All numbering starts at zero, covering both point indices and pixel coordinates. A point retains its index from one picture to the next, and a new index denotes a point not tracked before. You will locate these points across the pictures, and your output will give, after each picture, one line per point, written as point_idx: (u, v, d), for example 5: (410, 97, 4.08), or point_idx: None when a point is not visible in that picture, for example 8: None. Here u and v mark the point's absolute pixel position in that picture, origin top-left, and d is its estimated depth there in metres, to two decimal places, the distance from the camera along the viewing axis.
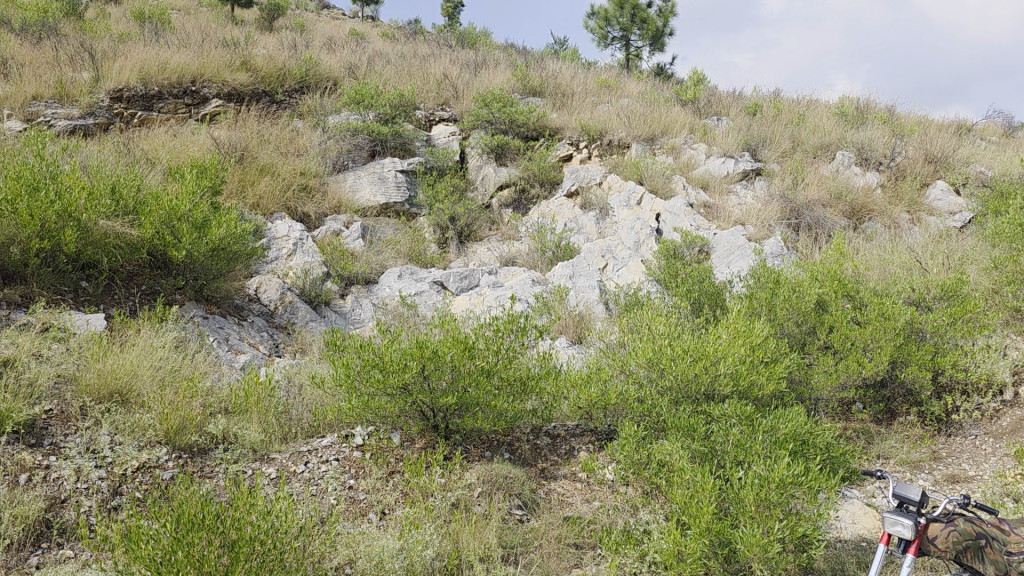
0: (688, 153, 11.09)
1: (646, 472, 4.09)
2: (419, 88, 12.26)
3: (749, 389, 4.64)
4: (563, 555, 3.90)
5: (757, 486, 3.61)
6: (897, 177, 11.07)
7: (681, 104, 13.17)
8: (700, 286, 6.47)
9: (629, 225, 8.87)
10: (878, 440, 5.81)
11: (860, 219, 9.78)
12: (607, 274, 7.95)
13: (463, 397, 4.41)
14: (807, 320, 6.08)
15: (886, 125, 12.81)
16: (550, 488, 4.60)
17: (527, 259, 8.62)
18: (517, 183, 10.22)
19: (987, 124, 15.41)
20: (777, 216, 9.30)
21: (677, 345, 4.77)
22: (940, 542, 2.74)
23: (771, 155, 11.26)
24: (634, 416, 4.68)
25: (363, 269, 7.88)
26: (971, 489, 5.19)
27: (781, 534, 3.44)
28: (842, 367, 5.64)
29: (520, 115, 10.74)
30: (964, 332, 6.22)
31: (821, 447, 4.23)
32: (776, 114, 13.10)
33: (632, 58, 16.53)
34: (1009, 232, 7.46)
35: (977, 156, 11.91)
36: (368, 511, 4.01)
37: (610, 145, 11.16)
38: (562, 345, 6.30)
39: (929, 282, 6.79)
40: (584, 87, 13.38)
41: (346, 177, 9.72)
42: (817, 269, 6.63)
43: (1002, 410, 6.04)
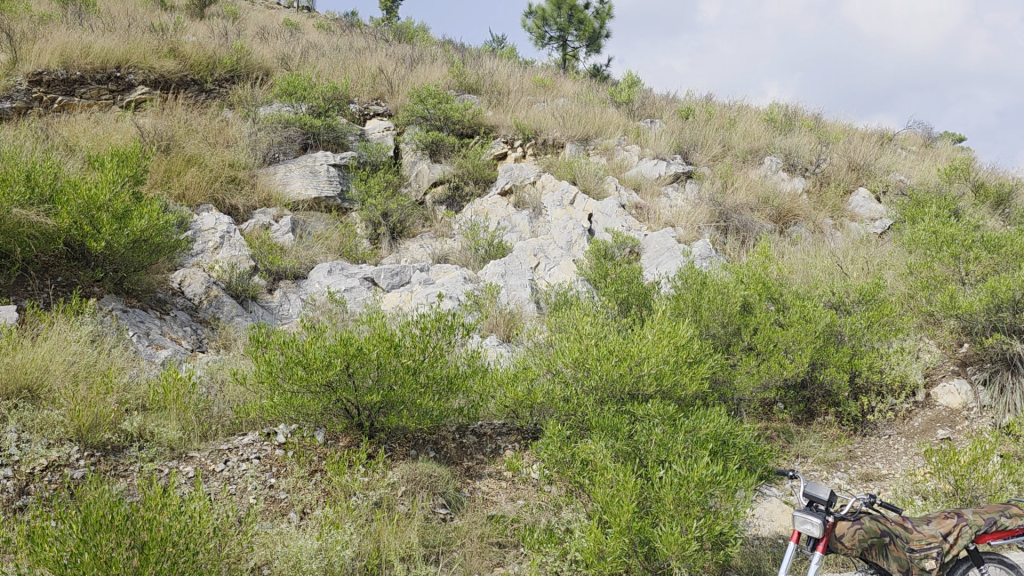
0: (622, 154, 11.22)
1: (569, 471, 4.11)
2: (353, 81, 12.11)
3: (673, 389, 4.72)
4: (485, 553, 3.90)
5: (677, 485, 3.68)
6: (822, 183, 11.39)
7: (616, 106, 13.31)
8: (629, 286, 6.55)
9: (561, 225, 8.93)
10: (797, 439, 5.98)
11: (786, 223, 10.02)
12: (539, 274, 7.99)
13: (388, 395, 4.38)
14: (732, 322, 6.18)
15: (812, 132, 13.18)
16: (474, 487, 4.60)
17: (459, 256, 8.59)
18: (451, 180, 10.17)
19: (908, 134, 15.99)
20: (706, 218, 9.48)
21: (602, 345, 4.81)
22: (847, 539, 2.80)
23: (702, 159, 11.46)
24: (559, 416, 4.71)
25: (292, 263, 7.74)
26: (883, 487, 5.39)
27: (699, 532, 3.52)
28: (765, 368, 5.76)
29: (455, 112, 10.70)
30: (881, 335, 6.42)
31: (740, 448, 4.34)
32: (707, 118, 13.34)
33: (568, 58, 16.63)
34: (924, 239, 7.74)
35: (897, 165, 12.35)
36: (288, 510, 3.96)
37: (545, 145, 11.21)
38: (491, 343, 6.31)
39: (848, 286, 7.00)
40: (520, 86, 13.40)
41: (277, 169, 9.54)
42: (743, 272, 6.76)
43: (914, 411, 6.38)
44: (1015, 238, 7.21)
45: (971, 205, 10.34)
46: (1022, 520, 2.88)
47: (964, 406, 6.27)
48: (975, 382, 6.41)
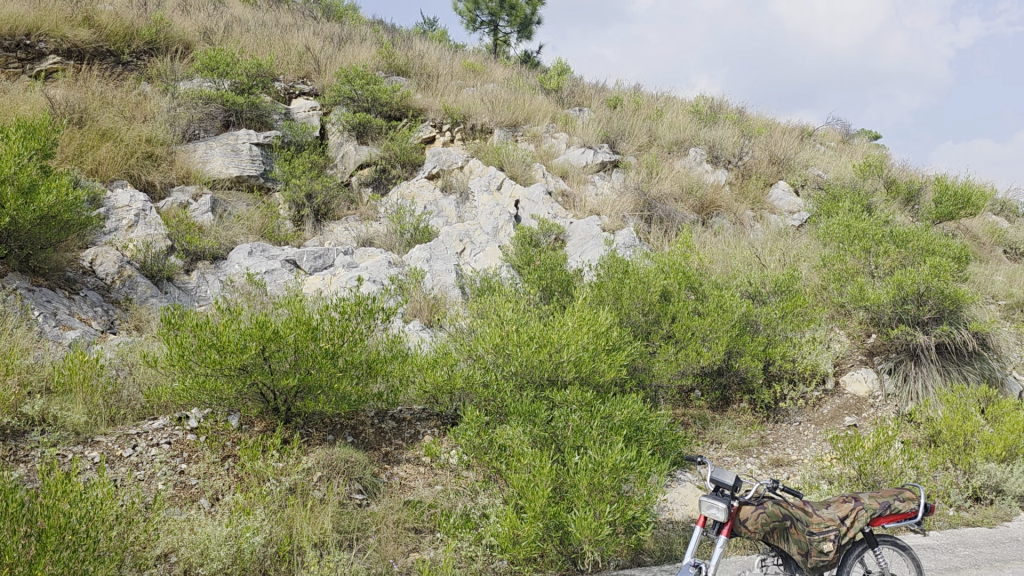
0: (550, 141, 11.26)
1: (487, 457, 4.10)
2: (279, 58, 11.84)
3: (591, 375, 4.79)
4: (401, 539, 3.89)
5: (592, 470, 3.73)
6: (744, 175, 11.66)
7: (546, 93, 13.34)
8: (552, 274, 6.60)
9: (488, 210, 8.93)
10: (712, 425, 6.13)
11: (709, 213, 10.19)
12: (465, 259, 7.98)
13: (306, 379, 4.31)
14: (652, 310, 6.26)
15: (736, 125, 13.46)
16: (392, 473, 4.59)
17: (384, 240, 8.50)
18: (378, 163, 10.06)
19: (827, 130, 16.49)
20: (631, 207, 9.60)
21: (523, 331, 4.83)
22: (750, 523, 2.88)
23: (629, 148, 11.61)
24: (478, 401, 4.71)
25: (211, 243, 7.54)
26: (792, 472, 5.57)
27: (612, 516, 3.59)
28: (683, 356, 5.87)
29: (383, 94, 10.56)
30: (794, 325, 6.66)
31: (653, 434, 4.47)
32: (635, 108, 13.49)
33: (499, 43, 16.58)
34: (838, 233, 8.01)
35: (816, 160, 12.73)
36: (199, 497, 3.88)
37: (473, 130, 11.17)
38: (414, 327, 6.28)
39: (765, 276, 7.18)
40: (450, 69, 13.32)
41: (196, 146, 9.26)
42: (664, 261, 6.86)
43: (823, 399, 6.59)
44: (921, 233, 7.51)
45: (883, 200, 10.75)
46: (914, 504, 3.03)
47: (871, 394, 6.51)
48: (881, 370, 6.70)
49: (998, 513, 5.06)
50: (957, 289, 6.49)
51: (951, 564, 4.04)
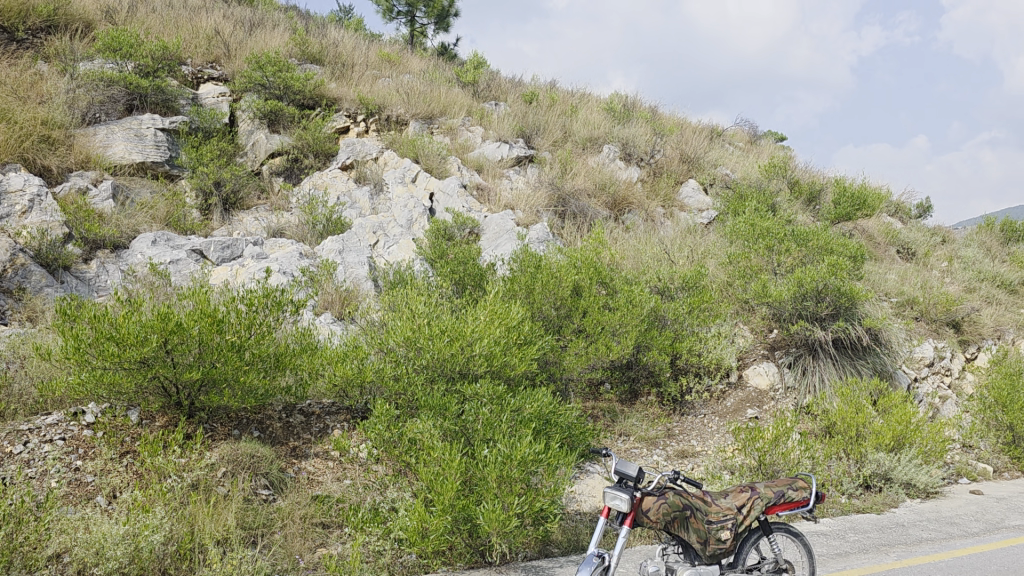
0: (465, 135, 11.26)
1: (396, 450, 4.08)
2: (186, 41, 11.46)
3: (502, 369, 4.85)
4: (308, 535, 3.84)
5: (500, 462, 3.76)
6: (655, 173, 11.92)
7: (462, 87, 13.31)
8: (465, 267, 6.61)
9: (402, 203, 8.88)
10: (620, 418, 6.25)
11: (621, 209, 10.39)
12: (378, 251, 7.92)
13: (210, 373, 4.20)
14: (564, 305, 6.33)
15: (649, 123, 13.72)
16: (299, 467, 4.52)
17: (295, 230, 8.34)
18: (290, 152, 9.86)
19: (735, 131, 16.99)
20: (545, 202, 9.70)
21: (434, 324, 4.82)
22: (653, 513, 2.94)
23: (544, 144, 11.70)
24: (389, 395, 4.67)
25: (112, 232, 7.25)
26: (697, 463, 5.75)
27: (520, 509, 3.64)
28: (593, 349, 5.97)
29: (296, 82, 10.35)
30: (700, 320, 6.88)
31: (562, 426, 4.56)
32: (550, 103, 13.60)
33: (416, 34, 16.45)
34: (743, 231, 8.27)
35: (724, 159, 13.10)
36: (95, 495, 3.75)
37: (388, 121, 11.06)
38: (324, 321, 6.20)
39: (673, 272, 7.36)
40: (365, 59, 13.15)
41: (97, 129, 8.88)
42: (575, 255, 6.94)
43: (727, 391, 6.81)
44: (820, 233, 7.81)
45: (786, 200, 11.17)
46: (807, 492, 3.17)
47: (771, 386, 6.82)
48: (781, 364, 6.98)
49: (886, 499, 5.33)
50: (852, 287, 6.80)
51: (842, 549, 4.23)
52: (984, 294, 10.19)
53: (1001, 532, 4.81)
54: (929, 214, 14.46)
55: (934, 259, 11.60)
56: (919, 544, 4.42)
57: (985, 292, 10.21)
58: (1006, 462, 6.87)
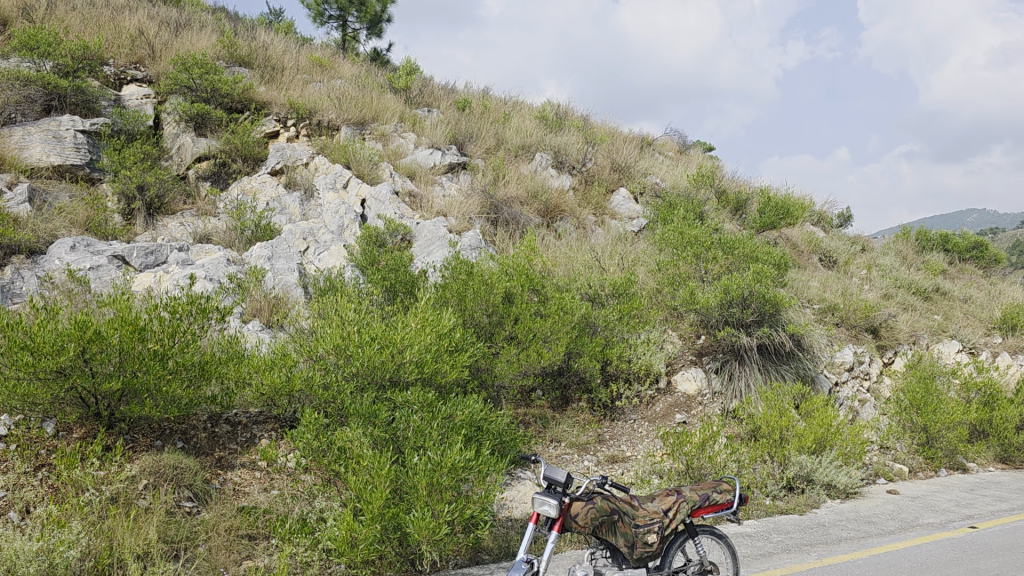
0: (397, 141, 11.21)
1: (325, 460, 4.01)
2: (108, 41, 11.11)
3: (433, 376, 4.85)
4: (234, 547, 3.76)
5: (430, 470, 3.76)
6: (586, 181, 12.06)
7: (394, 93, 13.24)
8: (396, 274, 6.58)
9: (333, 209, 8.82)
10: (552, 424, 6.30)
11: (553, 217, 10.49)
12: (308, 258, 7.84)
13: (131, 382, 4.09)
14: (495, 312, 6.33)
15: (581, 132, 13.87)
16: (226, 478, 4.43)
17: (223, 236, 8.14)
18: (217, 156, 9.64)
19: (665, 140, 17.30)
20: (477, 209, 9.71)
21: (364, 332, 4.78)
22: (581, 518, 2.93)
23: (477, 151, 11.73)
24: (317, 404, 4.61)
25: (28, 237, 6.96)
26: (626, 468, 5.83)
27: (450, 516, 3.65)
28: (525, 356, 6.01)
29: (224, 85, 10.15)
30: (630, 327, 6.98)
31: (493, 433, 4.57)
32: (483, 111, 13.64)
33: (348, 39, 16.30)
34: (672, 239, 8.43)
35: (654, 168, 13.33)
36: (6, 510, 3.60)
37: (319, 126, 10.94)
38: (252, 328, 6.10)
39: (603, 279, 7.44)
40: (295, 63, 12.97)
41: (13, 130, 8.54)
42: (507, 262, 6.95)
43: (656, 397, 6.95)
44: (745, 240, 8.03)
45: (714, 209, 11.44)
46: (730, 495, 3.24)
47: (699, 392, 6.99)
48: (709, 370, 7.18)
49: (808, 500, 5.48)
50: (776, 294, 7.02)
51: (766, 549, 4.33)
52: (901, 300, 10.59)
53: (915, 529, 5.00)
54: (849, 223, 14.98)
55: (854, 267, 12.02)
56: (838, 543, 4.56)
57: (901, 299, 10.62)
58: (920, 462, 7.15)
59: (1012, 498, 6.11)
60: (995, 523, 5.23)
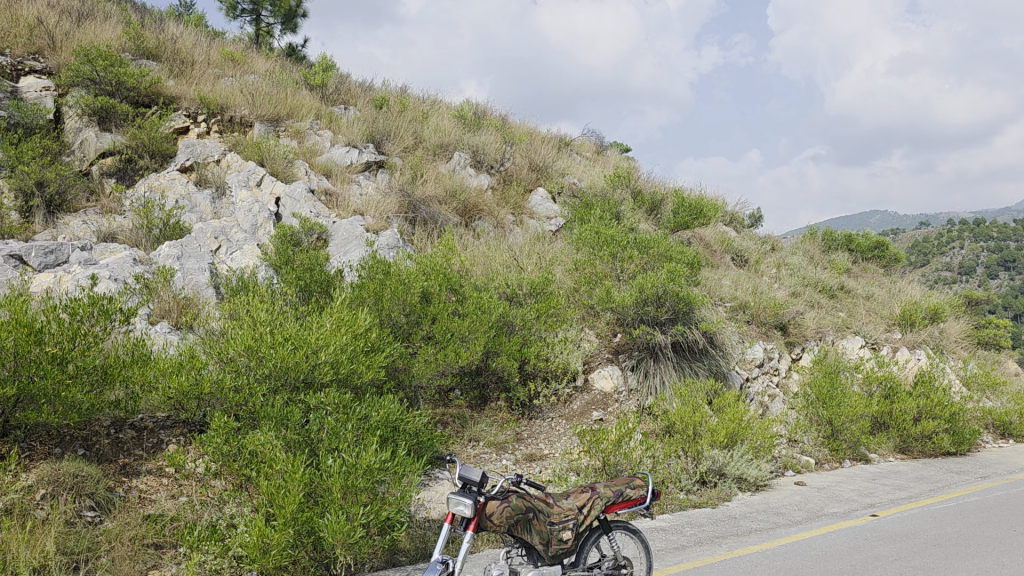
0: (313, 138, 11.03)
1: (236, 465, 3.91)
2: (3, 30, 10.58)
3: (349, 377, 4.78)
4: (139, 557, 3.62)
5: (344, 472, 3.70)
6: (505, 181, 12.09)
7: (310, 89, 13.02)
8: (311, 274, 6.47)
9: (246, 207, 8.64)
10: (471, 423, 6.28)
11: (472, 216, 10.50)
12: (220, 257, 7.64)
13: (26, 388, 3.90)
14: (413, 311, 6.27)
15: (499, 131, 13.90)
16: (130, 485, 4.28)
17: (129, 235, 7.82)
18: (123, 151, 9.29)
19: (583, 141, 17.49)
20: (395, 208, 9.64)
21: (277, 332, 4.67)
22: (496, 518, 2.94)
23: (395, 149, 11.63)
24: (228, 407, 4.47)
25: None
26: (544, 466, 5.87)
27: (365, 518, 3.60)
28: (442, 356, 5.97)
29: (131, 78, 9.80)
30: (547, 325, 7.04)
31: (409, 433, 4.54)
32: (401, 109, 13.53)
33: (261, 33, 15.94)
34: (589, 238, 8.52)
35: (572, 168, 13.46)
36: None
37: (231, 122, 10.67)
38: (160, 330, 5.91)
39: (521, 279, 7.46)
40: (206, 57, 12.61)
41: None
42: (425, 262, 6.88)
43: (573, 395, 7.03)
44: (659, 240, 8.21)
45: (630, 209, 11.64)
46: (643, 490, 3.28)
47: (615, 389, 7.12)
48: (625, 368, 7.31)
49: (720, 493, 5.61)
50: (689, 292, 7.23)
51: (679, 543, 4.42)
52: (808, 298, 10.97)
53: (821, 519, 5.19)
54: (760, 223, 15.41)
55: (763, 266, 12.39)
56: (748, 534, 4.69)
57: (809, 297, 11.00)
58: (827, 455, 7.29)
59: (911, 487, 6.38)
60: (894, 511, 5.47)
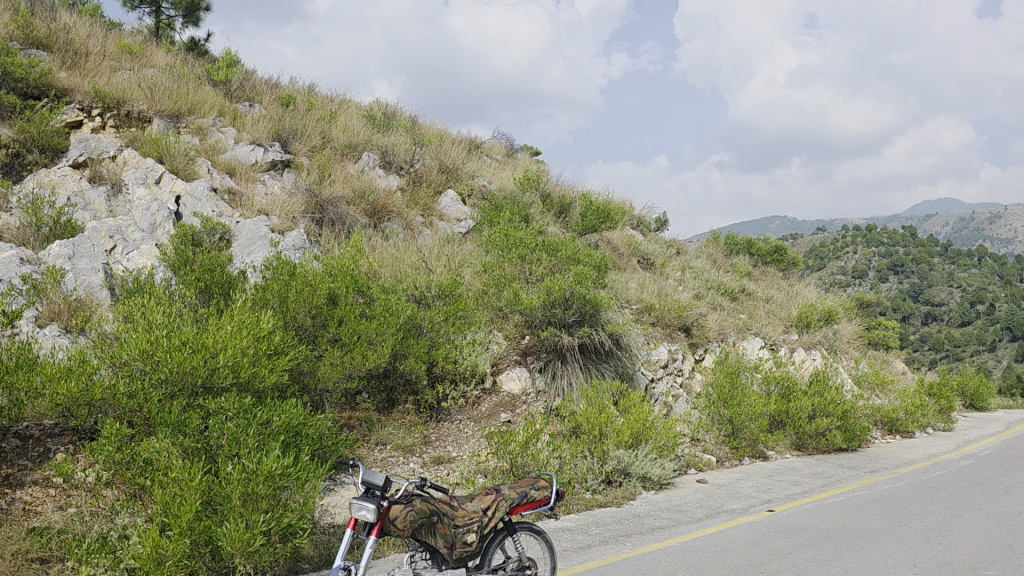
0: (216, 135, 10.72)
1: (129, 474, 3.75)
2: None
3: (249, 381, 4.66)
4: (22, 573, 3.43)
5: (246, 479, 3.61)
6: (414, 182, 12.02)
7: (212, 85, 12.63)
8: (212, 275, 6.28)
9: (144, 205, 8.33)
10: (378, 427, 6.20)
11: (381, 217, 10.40)
12: (115, 257, 7.34)
13: None
14: (319, 313, 6.16)
15: (409, 132, 13.82)
16: (14, 497, 4.06)
17: (14, 233, 7.31)
18: (9, 145, 8.71)
19: (493, 143, 17.57)
20: (301, 209, 9.45)
21: (174, 336, 4.49)
22: (399, 522, 2.93)
23: (302, 148, 11.41)
24: (121, 413, 4.29)
25: None
26: (452, 469, 5.85)
27: (267, 526, 3.52)
28: (349, 359, 5.88)
29: (19, 68, 9.28)
30: (456, 328, 7.03)
31: (312, 437, 4.46)
32: (308, 108, 13.29)
33: (161, 26, 15.38)
34: (498, 240, 8.54)
35: (482, 170, 13.49)
36: None
37: (129, 117, 10.27)
38: (49, 334, 5.66)
39: (429, 281, 7.42)
40: (101, 48, 12.08)
41: None
42: (332, 263, 6.77)
43: (481, 397, 7.04)
44: (567, 243, 8.32)
45: (538, 212, 11.78)
46: (547, 491, 3.32)
47: (523, 391, 7.17)
48: (533, 369, 7.38)
49: (625, 492, 5.71)
50: (596, 295, 7.35)
51: (585, 542, 4.48)
52: (710, 301, 11.29)
53: (721, 515, 5.34)
54: (665, 227, 15.78)
55: (669, 269, 12.68)
56: (652, 532, 4.78)
57: (711, 300, 11.32)
58: (727, 452, 7.56)
59: (805, 482, 6.64)
60: (789, 506, 5.68)
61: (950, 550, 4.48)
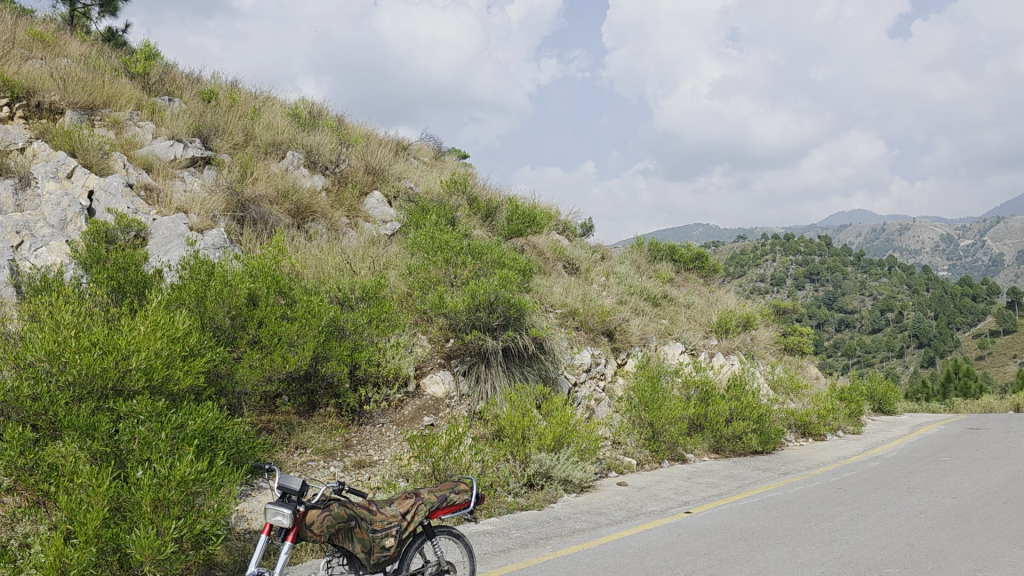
0: (133, 130, 10.38)
1: (32, 479, 3.60)
2: None
3: (162, 384, 4.52)
4: None
5: (156, 484, 3.50)
6: (340, 182, 11.86)
7: (130, 77, 12.23)
8: (126, 273, 6.08)
9: (53, 200, 8.03)
10: (298, 430, 6.11)
11: (304, 217, 10.26)
12: (22, 253, 7.04)
13: None
14: (239, 314, 6.02)
15: (335, 131, 13.65)
16: None
17: None
18: None
19: (421, 145, 17.50)
20: (222, 207, 9.23)
21: (83, 337, 4.31)
22: (316, 527, 2.88)
23: (223, 145, 11.15)
24: (25, 416, 4.10)
25: None
26: (373, 472, 5.80)
27: (178, 533, 3.43)
28: (269, 361, 5.76)
29: None
30: (378, 330, 6.97)
31: (228, 442, 4.36)
32: (231, 104, 12.99)
33: (77, 15, 14.83)
34: (423, 242, 8.50)
35: (409, 172, 13.43)
36: None
37: (39, 109, 9.89)
38: None
39: (353, 283, 7.34)
40: (10, 35, 11.58)
41: None
42: (252, 262, 6.62)
43: (404, 400, 6.99)
44: (492, 247, 8.36)
45: (465, 215, 11.78)
46: (466, 495, 3.33)
47: (447, 395, 7.15)
48: (457, 372, 7.37)
49: (546, 496, 5.74)
50: (520, 299, 7.39)
51: (505, 545, 4.49)
52: (633, 306, 11.46)
53: (639, 517, 5.42)
54: (591, 232, 15.97)
55: (594, 274, 12.82)
56: (571, 535, 4.83)
57: (634, 305, 11.49)
58: (647, 454, 7.71)
59: (721, 484, 6.80)
60: (705, 507, 5.80)
61: (855, 549, 4.64)
